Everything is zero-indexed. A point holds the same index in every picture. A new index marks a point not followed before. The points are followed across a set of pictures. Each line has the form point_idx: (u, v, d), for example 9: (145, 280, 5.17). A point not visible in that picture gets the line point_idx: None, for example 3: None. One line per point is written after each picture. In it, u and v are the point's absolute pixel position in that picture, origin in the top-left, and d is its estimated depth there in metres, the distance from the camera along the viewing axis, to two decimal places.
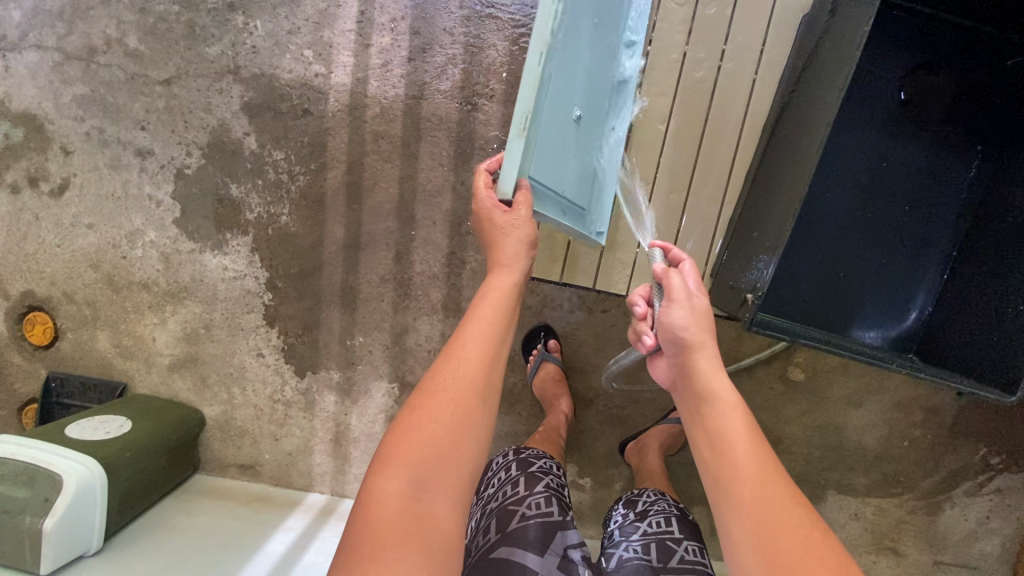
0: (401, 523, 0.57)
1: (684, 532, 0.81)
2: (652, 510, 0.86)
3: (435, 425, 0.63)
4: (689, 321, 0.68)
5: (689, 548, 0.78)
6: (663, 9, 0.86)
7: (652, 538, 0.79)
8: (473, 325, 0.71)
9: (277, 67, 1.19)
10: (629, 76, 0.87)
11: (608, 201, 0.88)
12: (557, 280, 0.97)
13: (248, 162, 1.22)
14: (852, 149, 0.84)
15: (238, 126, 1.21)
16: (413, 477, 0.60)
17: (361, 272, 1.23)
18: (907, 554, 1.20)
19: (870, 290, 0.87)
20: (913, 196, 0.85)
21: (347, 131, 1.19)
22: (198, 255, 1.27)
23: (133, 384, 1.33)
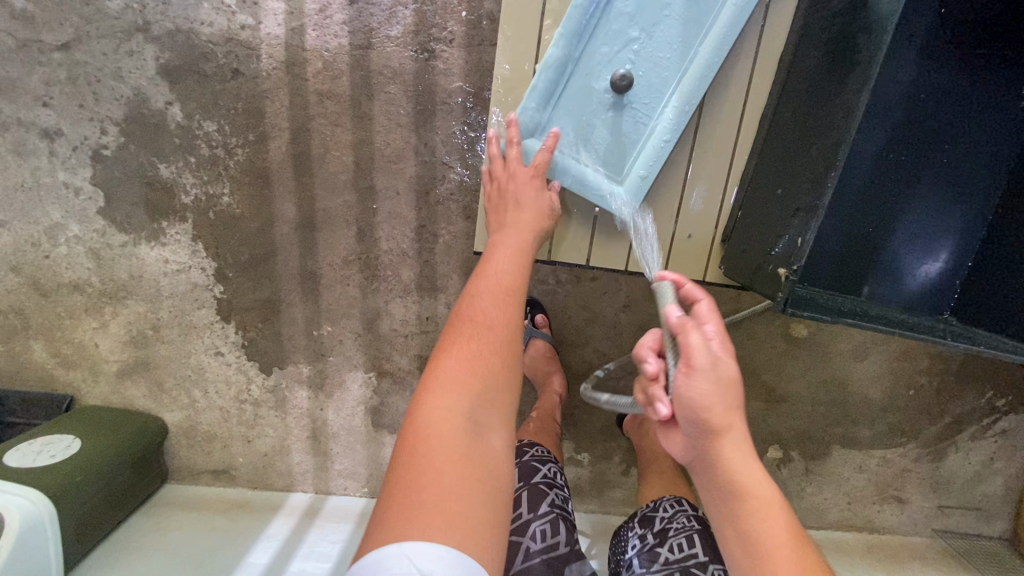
0: (458, 455, 0.55)
1: (709, 553, 0.75)
2: (671, 529, 0.80)
3: (476, 357, 0.63)
4: (714, 399, 0.57)
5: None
6: None
7: (675, 569, 0.74)
8: (496, 270, 0.72)
9: (194, 20, 1.01)
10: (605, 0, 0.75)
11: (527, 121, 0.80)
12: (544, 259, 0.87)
13: (176, 137, 1.06)
14: (893, 78, 0.69)
15: (158, 95, 1.04)
16: (468, 407, 0.59)
17: (321, 254, 1.10)
18: (911, 501, 1.19)
19: (902, 245, 0.78)
20: (954, 135, 0.74)
21: (287, 93, 1.03)
22: (133, 248, 1.12)
23: (81, 396, 1.20)
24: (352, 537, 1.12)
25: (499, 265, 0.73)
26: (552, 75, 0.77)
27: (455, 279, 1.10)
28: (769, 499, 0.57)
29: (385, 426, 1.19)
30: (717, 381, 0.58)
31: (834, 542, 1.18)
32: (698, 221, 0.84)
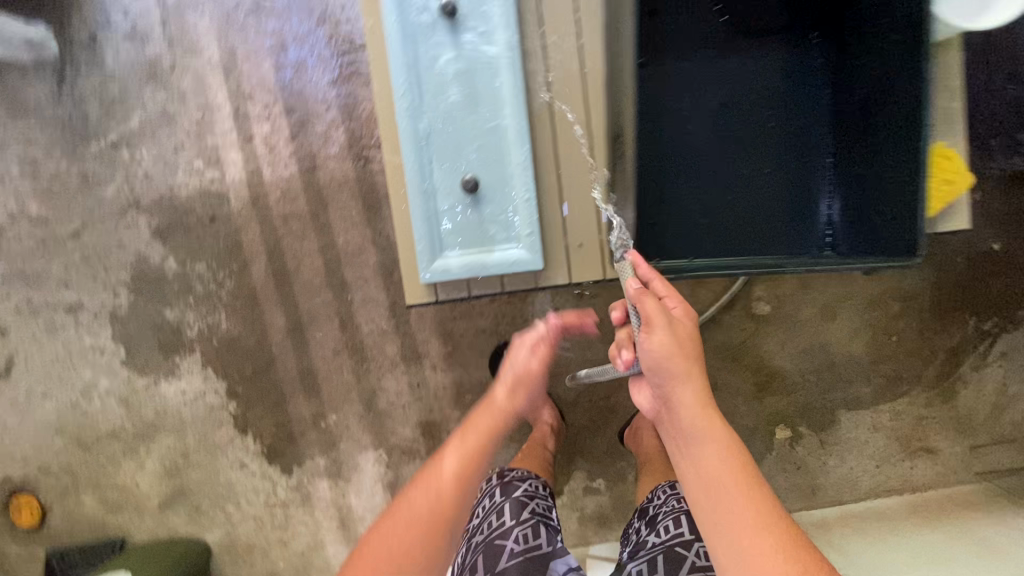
0: (415, 535, 0.61)
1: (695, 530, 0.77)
2: (661, 514, 0.82)
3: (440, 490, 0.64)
4: (671, 352, 0.62)
5: (699, 551, 0.74)
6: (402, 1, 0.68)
7: (661, 549, 0.76)
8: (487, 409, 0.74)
9: (174, 185, 1.21)
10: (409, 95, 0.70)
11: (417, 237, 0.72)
12: None
13: (175, 284, 1.23)
14: (693, 95, 0.89)
15: (155, 252, 1.22)
16: (441, 500, 0.64)
17: (313, 351, 1.22)
18: (941, 450, 1.15)
19: (784, 204, 0.90)
20: (772, 110, 0.89)
21: (257, 222, 1.20)
22: (155, 387, 1.26)
23: (131, 536, 1.30)
24: None
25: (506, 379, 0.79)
26: (408, 181, 0.71)
27: (433, 343, 1.20)
28: (720, 451, 0.59)
29: None
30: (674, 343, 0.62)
31: (876, 510, 1.14)
32: (593, 230, 0.73)
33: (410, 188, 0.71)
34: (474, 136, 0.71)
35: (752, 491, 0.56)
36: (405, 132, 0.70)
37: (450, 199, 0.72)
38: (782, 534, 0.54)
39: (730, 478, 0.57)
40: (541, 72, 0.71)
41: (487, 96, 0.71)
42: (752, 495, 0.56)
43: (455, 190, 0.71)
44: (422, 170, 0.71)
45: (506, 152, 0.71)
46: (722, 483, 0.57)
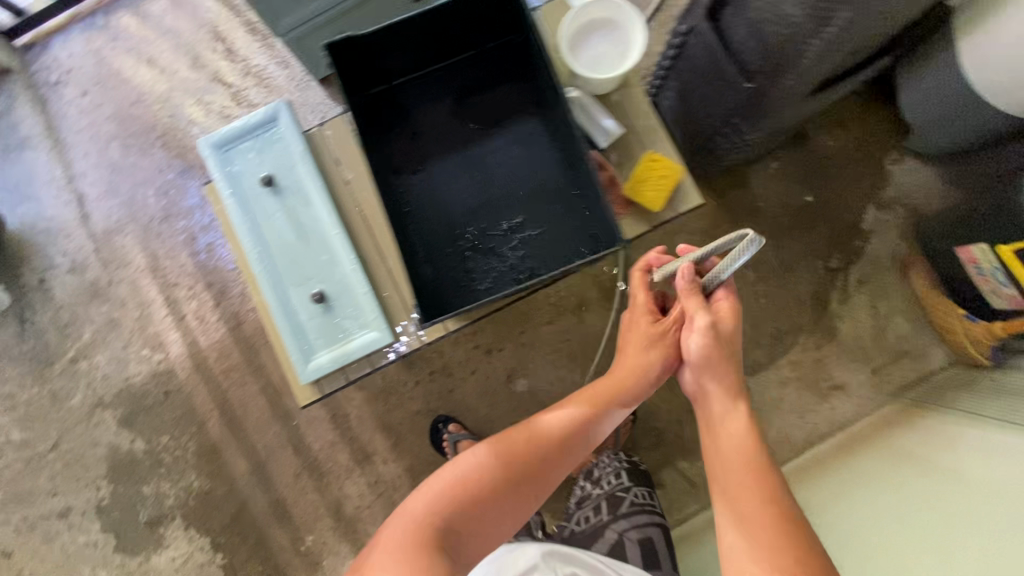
0: (495, 474, 0.77)
1: (633, 481, 1.14)
2: (606, 471, 1.17)
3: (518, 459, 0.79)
4: (712, 348, 0.82)
5: (637, 491, 1.12)
6: (239, 182, 0.92)
7: (610, 495, 1.12)
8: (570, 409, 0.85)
9: (128, 376, 1.39)
10: (256, 246, 0.91)
11: (291, 347, 0.89)
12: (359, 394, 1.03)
13: (146, 461, 1.37)
14: (426, 151, 0.93)
15: (124, 439, 1.38)
16: (541, 448, 0.81)
17: (277, 481, 1.34)
18: (848, 383, 1.24)
19: (533, 227, 0.89)
20: (504, 142, 0.92)
21: (203, 384, 1.38)
22: (147, 564, 1.35)
23: None
24: None
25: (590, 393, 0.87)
26: (273, 312, 0.90)
27: (378, 439, 1.32)
28: (743, 449, 0.76)
29: None
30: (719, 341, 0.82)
31: (813, 457, 1.21)
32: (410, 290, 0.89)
33: (277, 312, 0.90)
34: (310, 259, 0.91)
35: (767, 486, 0.72)
36: (261, 277, 0.90)
37: (306, 311, 0.90)
38: (790, 523, 0.68)
39: (753, 475, 0.73)
40: (346, 199, 0.92)
41: (313, 229, 0.91)
42: (766, 491, 0.71)
43: (309, 306, 0.90)
44: (282, 301, 0.90)
45: (338, 265, 0.90)
46: (744, 475, 0.74)
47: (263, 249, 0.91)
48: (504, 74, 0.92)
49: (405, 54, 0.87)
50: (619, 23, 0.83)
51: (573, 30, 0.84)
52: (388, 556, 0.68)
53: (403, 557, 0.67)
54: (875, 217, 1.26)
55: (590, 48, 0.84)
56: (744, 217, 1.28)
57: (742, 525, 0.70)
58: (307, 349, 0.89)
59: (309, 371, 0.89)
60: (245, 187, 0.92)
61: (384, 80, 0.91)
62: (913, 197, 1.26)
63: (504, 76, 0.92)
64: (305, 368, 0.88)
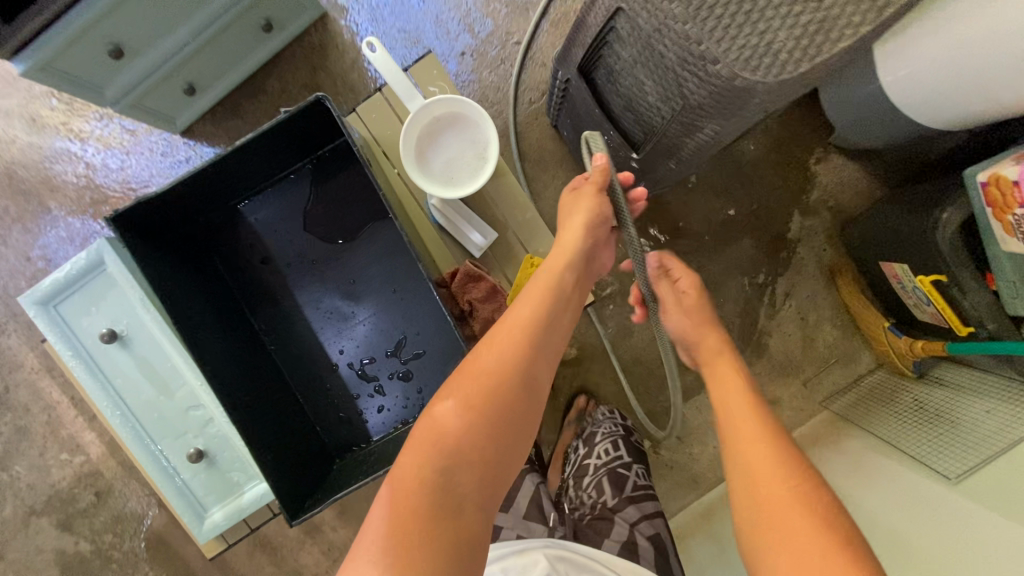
0: (477, 418, 0.61)
1: (631, 457, 0.98)
2: (599, 437, 1.02)
3: (486, 377, 0.63)
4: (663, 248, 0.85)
5: (637, 469, 0.96)
6: (77, 339, 0.81)
7: (607, 472, 0.96)
8: (524, 317, 0.68)
9: (55, 482, 1.34)
10: (118, 407, 0.82)
11: (181, 507, 0.83)
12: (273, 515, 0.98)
13: (96, 559, 1.35)
14: (285, 283, 0.81)
15: (68, 543, 1.35)
16: (513, 376, 0.65)
17: (233, 562, 1.34)
18: (782, 397, 1.22)
19: (412, 357, 0.81)
20: (367, 262, 0.81)
21: (135, 479, 1.34)
22: None
23: None
24: None
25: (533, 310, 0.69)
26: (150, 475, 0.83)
27: (324, 509, 1.32)
28: (748, 408, 0.68)
29: None
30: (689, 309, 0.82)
31: None
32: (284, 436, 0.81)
33: (157, 473, 0.83)
34: (181, 412, 0.83)
35: (774, 441, 0.64)
36: (129, 441, 0.82)
37: (189, 467, 0.83)
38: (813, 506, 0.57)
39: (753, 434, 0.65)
40: None
41: (177, 383, 0.83)
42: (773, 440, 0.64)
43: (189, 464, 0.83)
44: (157, 462, 0.83)
45: (212, 419, 0.82)
46: (750, 429, 0.66)
47: (125, 409, 0.82)
48: (354, 183, 0.79)
49: (226, 187, 0.72)
50: (470, 120, 0.71)
51: (418, 133, 0.70)
52: (386, 535, 0.55)
53: (400, 532, 0.55)
54: (801, 223, 1.19)
55: (440, 153, 0.72)
56: (665, 240, 1.20)
57: (755, 479, 0.62)
58: (200, 505, 0.84)
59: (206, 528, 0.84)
60: (87, 343, 0.81)
61: (215, 204, 0.76)
62: (839, 197, 1.18)
63: (353, 185, 0.79)
64: (201, 526, 0.83)
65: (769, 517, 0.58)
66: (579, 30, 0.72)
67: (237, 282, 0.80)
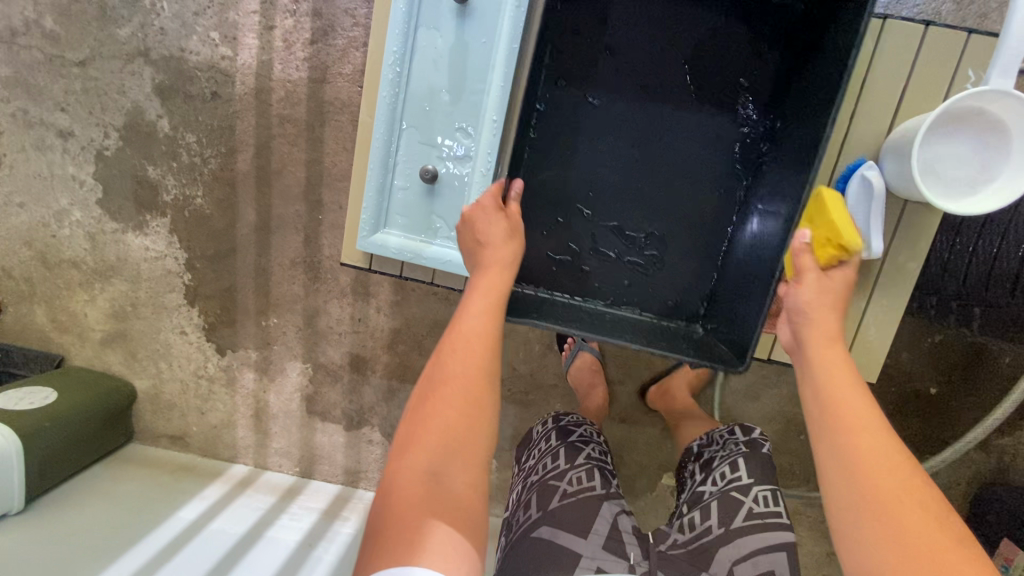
0: (457, 393, 0.56)
1: (754, 477, 0.80)
2: (717, 461, 0.87)
3: (471, 338, 0.58)
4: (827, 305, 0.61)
5: (758, 496, 0.78)
6: None
7: (718, 495, 0.81)
8: (516, 246, 0.63)
9: (184, 49, 1.19)
10: (406, 53, 0.68)
11: (373, 195, 0.72)
12: (366, 268, 0.76)
13: (163, 143, 1.24)
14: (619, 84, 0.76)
15: (152, 108, 1.23)
16: (456, 336, 0.59)
17: (273, 254, 1.26)
18: (802, 545, 1.23)
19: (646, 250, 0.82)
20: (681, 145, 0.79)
21: (254, 115, 1.20)
22: (121, 235, 1.31)
23: (70, 357, 1.39)
24: (272, 508, 1.24)
25: (474, 298, 0.61)
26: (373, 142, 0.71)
27: (384, 288, 1.24)
28: (890, 458, 0.53)
29: (318, 413, 1.33)
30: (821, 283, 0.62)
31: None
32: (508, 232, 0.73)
33: (381, 146, 0.71)
34: (450, 118, 0.70)
35: (916, 485, 0.52)
36: (382, 106, 0.69)
37: (409, 172, 0.72)
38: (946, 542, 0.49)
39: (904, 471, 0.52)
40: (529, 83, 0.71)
41: (474, 97, 0.69)
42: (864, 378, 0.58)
43: (414, 177, 0.72)
44: (387, 152, 0.71)
45: (471, 158, 0.70)
46: (868, 450, 0.53)
47: (412, 61, 0.69)
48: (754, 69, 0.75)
49: None
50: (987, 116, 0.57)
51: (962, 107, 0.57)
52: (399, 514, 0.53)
53: (419, 482, 0.54)
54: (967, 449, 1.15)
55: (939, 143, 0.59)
56: None
57: (853, 443, 0.54)
58: (388, 208, 0.73)
59: (376, 233, 0.73)
60: None
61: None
62: (1017, 457, 1.14)
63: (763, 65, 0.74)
64: (372, 229, 0.73)
65: (864, 494, 0.52)
66: None
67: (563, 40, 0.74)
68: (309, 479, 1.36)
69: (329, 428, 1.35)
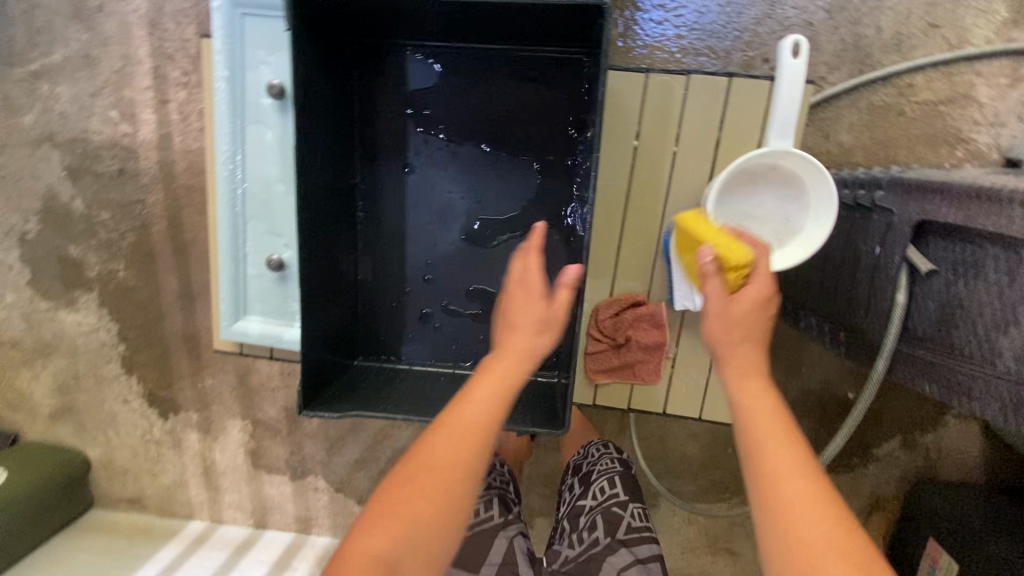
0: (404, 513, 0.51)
1: (629, 494, 0.92)
2: (595, 474, 0.97)
3: (460, 446, 0.54)
4: (737, 326, 0.59)
5: (633, 511, 0.90)
6: (250, 59, 0.68)
7: (599, 511, 0.91)
8: (552, 333, 0.62)
9: (87, 130, 1.21)
10: (234, 148, 0.70)
11: (228, 287, 0.74)
12: (236, 352, 0.79)
13: (80, 222, 1.27)
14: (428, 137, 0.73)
15: (65, 190, 1.25)
16: (438, 445, 0.54)
17: (199, 319, 1.29)
18: (742, 554, 1.24)
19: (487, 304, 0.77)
20: (508, 187, 0.74)
21: (161, 187, 1.22)
22: (54, 313, 1.34)
23: (24, 433, 1.43)
24: (223, 565, 1.29)
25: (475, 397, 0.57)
26: (219, 237, 0.73)
27: None
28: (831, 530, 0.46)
29: (263, 467, 1.36)
30: (727, 303, 0.60)
31: None
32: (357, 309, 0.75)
33: (226, 240, 0.72)
34: (287, 207, 0.71)
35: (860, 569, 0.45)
36: (221, 204, 0.71)
37: (257, 261, 0.73)
38: None
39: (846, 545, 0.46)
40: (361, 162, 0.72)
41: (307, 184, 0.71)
42: (791, 434, 0.52)
43: (264, 265, 0.73)
44: (233, 245, 0.73)
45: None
46: (813, 521, 0.47)
47: (242, 155, 0.70)
48: (564, 105, 0.71)
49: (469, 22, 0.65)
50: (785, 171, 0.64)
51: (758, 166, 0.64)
52: None
53: None
54: (892, 449, 1.16)
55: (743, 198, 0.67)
56: (778, 377, 1.12)
57: (783, 510, 0.48)
58: (244, 298, 0.75)
59: (236, 322, 0.75)
60: (256, 70, 0.68)
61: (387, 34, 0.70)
62: (942, 454, 1.14)
63: (566, 105, 0.71)
64: (232, 319, 0.75)
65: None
66: (992, 203, 0.55)
67: (366, 102, 0.73)
68: (263, 530, 1.40)
69: (275, 480, 1.38)
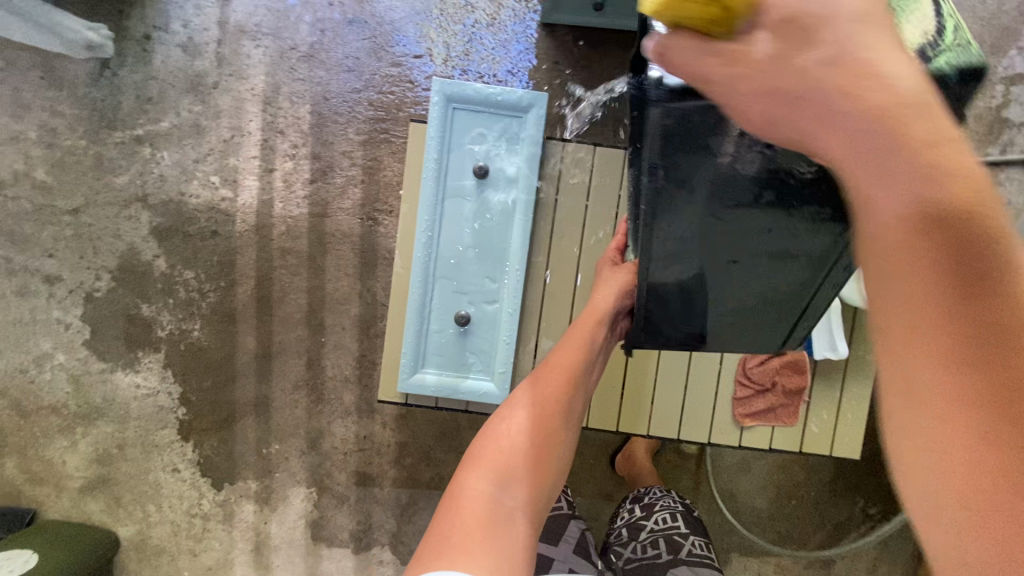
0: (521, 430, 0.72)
1: (691, 527, 1.01)
2: (658, 505, 1.04)
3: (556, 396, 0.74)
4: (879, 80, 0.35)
5: (695, 541, 0.98)
6: (457, 145, 0.80)
7: (661, 534, 0.99)
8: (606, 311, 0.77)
9: (184, 193, 1.25)
10: (435, 216, 0.79)
11: (411, 340, 0.80)
12: (400, 402, 0.83)
13: (159, 281, 1.26)
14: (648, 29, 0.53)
15: (147, 249, 1.26)
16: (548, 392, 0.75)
17: (274, 381, 1.28)
18: None
19: None
20: None
21: (254, 250, 1.26)
22: (109, 374, 1.28)
23: (44, 510, 1.30)
24: None
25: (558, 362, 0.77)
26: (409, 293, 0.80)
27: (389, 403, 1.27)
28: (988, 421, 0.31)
29: (324, 539, 1.30)
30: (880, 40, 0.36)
31: None
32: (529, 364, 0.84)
33: (416, 297, 0.80)
34: (476, 269, 0.81)
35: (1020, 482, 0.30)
36: (417, 265, 0.79)
37: (441, 317, 0.81)
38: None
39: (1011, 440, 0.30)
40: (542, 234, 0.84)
41: (496, 251, 0.81)
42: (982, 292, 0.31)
43: (447, 321, 0.81)
44: (421, 302, 0.80)
45: (498, 299, 0.81)
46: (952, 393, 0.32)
47: (439, 222, 0.80)
48: None
49: None
50: None
51: None
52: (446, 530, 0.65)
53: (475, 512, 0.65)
54: None
55: None
56: None
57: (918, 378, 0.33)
58: (423, 351, 0.81)
59: (414, 373, 0.80)
60: (460, 154, 0.80)
61: None
62: None
63: None
64: (409, 370, 0.81)
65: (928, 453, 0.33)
66: None
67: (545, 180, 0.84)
68: None
69: (335, 554, 1.31)
